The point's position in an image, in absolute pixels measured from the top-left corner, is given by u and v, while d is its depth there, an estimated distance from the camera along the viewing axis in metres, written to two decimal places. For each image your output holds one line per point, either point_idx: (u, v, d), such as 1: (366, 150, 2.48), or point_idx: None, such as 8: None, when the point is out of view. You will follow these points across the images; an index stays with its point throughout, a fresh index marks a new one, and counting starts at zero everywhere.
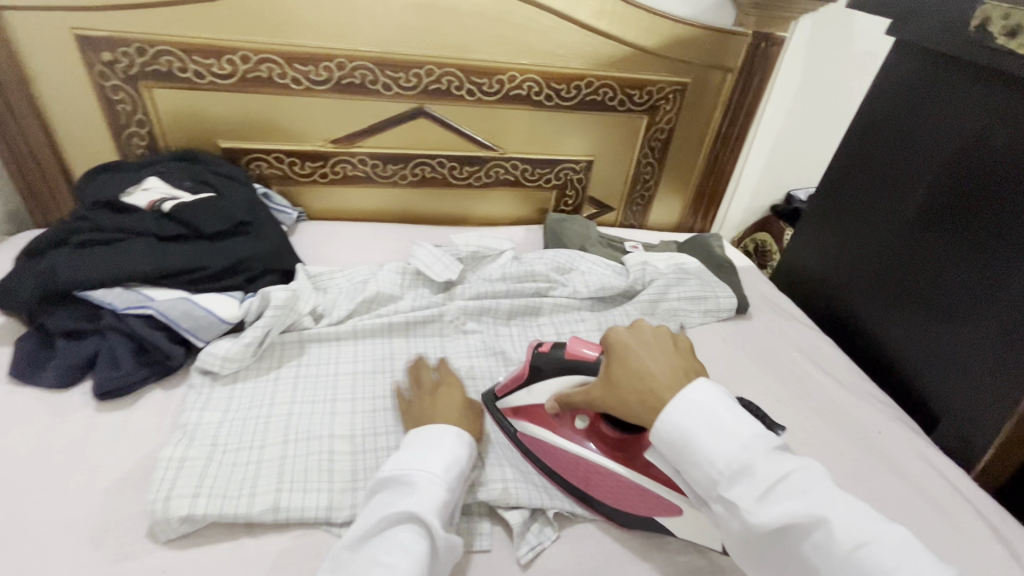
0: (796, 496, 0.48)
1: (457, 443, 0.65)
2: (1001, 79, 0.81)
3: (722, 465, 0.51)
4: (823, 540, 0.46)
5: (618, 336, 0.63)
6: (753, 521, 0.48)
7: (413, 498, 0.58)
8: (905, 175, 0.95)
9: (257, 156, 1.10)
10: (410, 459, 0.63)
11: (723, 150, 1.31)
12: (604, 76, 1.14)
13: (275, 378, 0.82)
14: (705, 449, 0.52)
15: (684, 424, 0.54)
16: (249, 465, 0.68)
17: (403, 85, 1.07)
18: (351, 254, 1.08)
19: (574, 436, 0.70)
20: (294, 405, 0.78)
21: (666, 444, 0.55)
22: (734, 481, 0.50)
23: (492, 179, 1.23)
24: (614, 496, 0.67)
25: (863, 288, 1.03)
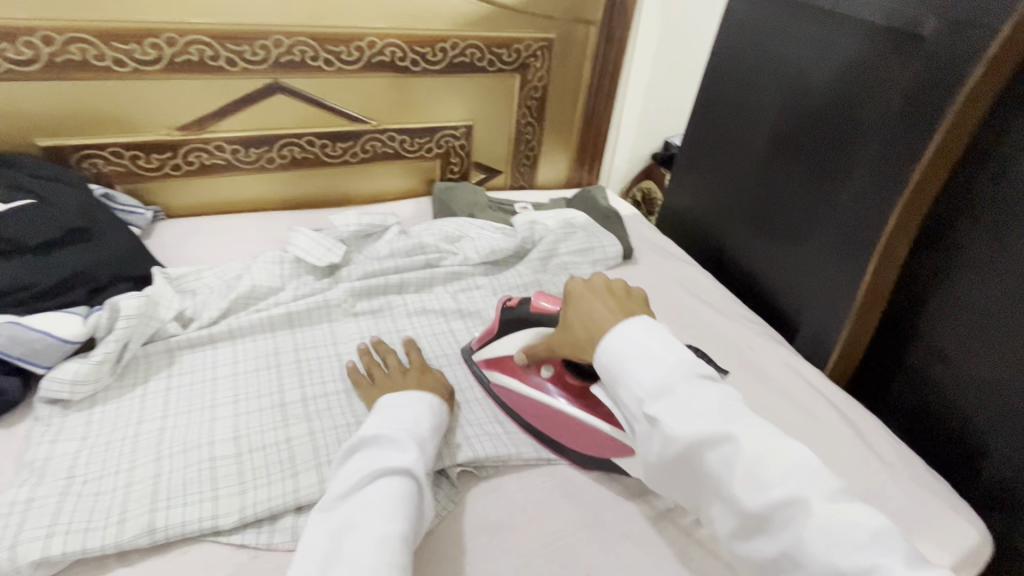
0: (714, 416, 0.51)
1: (430, 411, 0.68)
2: (818, 13, 0.88)
3: (648, 386, 0.54)
4: (730, 453, 0.49)
5: (575, 284, 0.66)
6: (671, 436, 0.52)
7: (402, 453, 0.59)
8: (754, 111, 1.02)
9: (89, 153, 0.97)
10: (390, 422, 0.63)
11: (597, 104, 1.34)
12: (468, 36, 1.11)
13: (141, 394, 0.74)
14: (635, 373, 0.56)
15: (620, 348, 0.58)
16: (116, 490, 0.62)
17: (249, 59, 0.98)
18: (220, 250, 1.00)
19: (541, 384, 0.74)
20: (166, 419, 0.71)
21: (604, 367, 0.59)
22: (658, 398, 0.54)
23: (370, 154, 1.18)
24: (580, 441, 0.71)
25: (731, 220, 1.11)
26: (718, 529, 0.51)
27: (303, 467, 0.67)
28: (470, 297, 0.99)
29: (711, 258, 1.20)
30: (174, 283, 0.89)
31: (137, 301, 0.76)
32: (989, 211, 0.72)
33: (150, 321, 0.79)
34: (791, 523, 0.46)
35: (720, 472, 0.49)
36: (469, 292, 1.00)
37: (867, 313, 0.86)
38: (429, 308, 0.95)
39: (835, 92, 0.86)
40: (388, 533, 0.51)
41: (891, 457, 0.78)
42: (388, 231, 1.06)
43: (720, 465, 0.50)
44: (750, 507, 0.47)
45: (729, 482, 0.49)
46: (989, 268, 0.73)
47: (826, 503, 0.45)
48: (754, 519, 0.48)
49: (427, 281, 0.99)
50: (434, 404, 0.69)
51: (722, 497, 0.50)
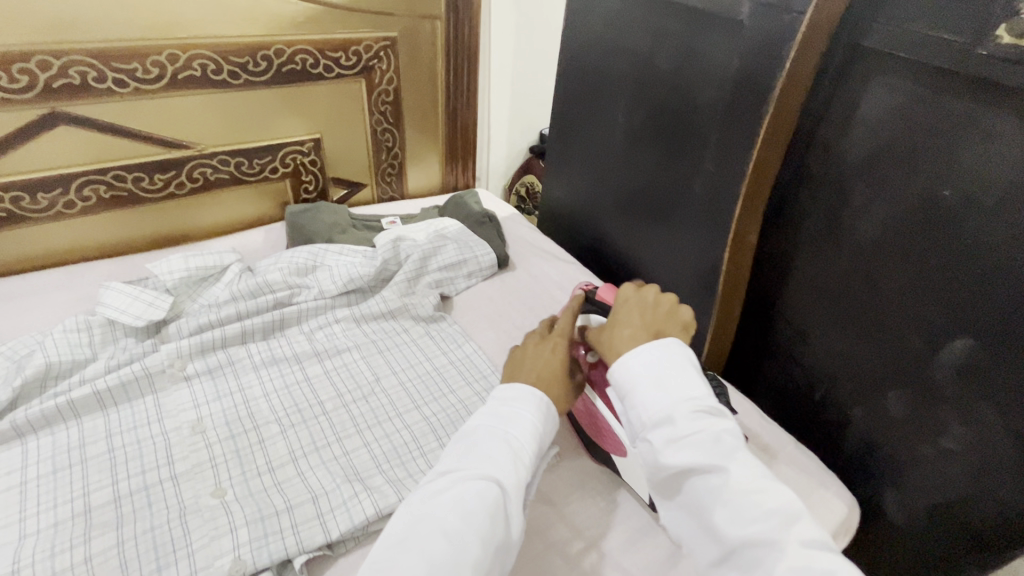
0: (705, 450, 0.49)
1: (541, 412, 0.58)
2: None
3: (650, 412, 0.53)
4: (719, 486, 0.48)
5: (626, 289, 0.63)
6: (665, 459, 0.51)
7: (498, 462, 0.53)
8: (608, 100, 0.99)
9: None
10: (497, 422, 0.57)
11: (459, 102, 1.26)
12: (294, 40, 0.98)
13: None
14: (637, 395, 0.54)
15: (633, 365, 0.55)
16: None
17: (7, 86, 0.80)
18: (9, 322, 0.83)
19: None
20: None
21: (613, 382, 0.57)
22: (656, 427, 0.52)
23: (201, 182, 1.03)
24: (591, 427, 0.72)
25: (604, 212, 1.09)
26: (696, 553, 0.51)
27: None
28: (329, 335, 0.89)
29: (591, 251, 1.17)
30: None
31: None
32: (820, 188, 0.73)
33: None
34: (760, 563, 0.45)
35: (706, 501, 0.49)
36: (328, 330, 0.90)
37: (729, 296, 0.86)
38: (281, 355, 0.84)
39: (675, 78, 0.85)
40: (454, 556, 0.46)
41: (762, 441, 0.79)
42: (227, 270, 0.93)
43: (705, 495, 0.49)
44: (729, 540, 0.47)
45: (712, 511, 0.48)
46: (828, 247, 0.74)
47: (801, 548, 0.44)
48: (730, 554, 0.47)
49: (278, 323, 0.88)
50: (548, 404, 0.60)
51: (706, 525, 0.49)
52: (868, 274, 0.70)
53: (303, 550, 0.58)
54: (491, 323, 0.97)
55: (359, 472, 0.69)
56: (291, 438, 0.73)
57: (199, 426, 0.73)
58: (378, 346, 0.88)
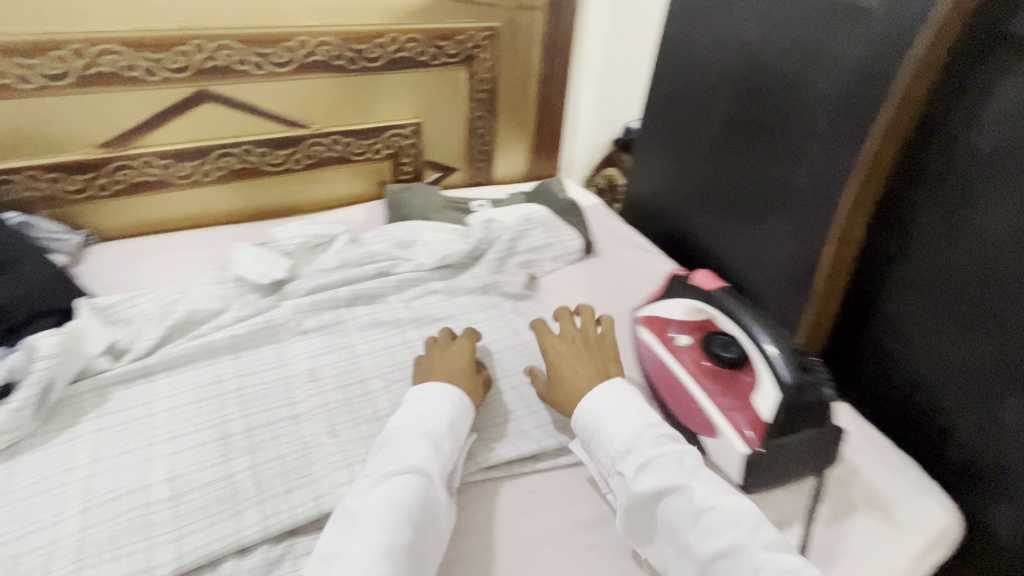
0: (669, 470, 0.58)
1: (457, 405, 0.67)
2: None
3: (618, 446, 0.62)
4: (683, 505, 0.56)
5: (547, 338, 0.77)
6: (636, 488, 0.58)
7: (418, 450, 0.60)
8: (709, 90, 0.99)
9: (6, 177, 0.91)
10: (426, 417, 0.64)
11: (551, 92, 1.29)
12: (407, 29, 1.05)
13: (70, 438, 0.69)
14: (605, 432, 0.64)
15: (594, 412, 0.66)
16: (41, 548, 0.58)
17: (169, 66, 0.91)
18: (157, 273, 0.94)
19: (676, 350, 0.78)
20: (96, 464, 0.66)
21: (579, 427, 0.67)
22: (626, 456, 0.61)
23: (314, 159, 1.12)
24: (681, 411, 0.73)
25: (694, 204, 1.08)
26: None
27: (247, 505, 0.62)
28: (426, 305, 0.95)
29: (675, 243, 1.17)
30: (105, 314, 0.83)
31: (56, 339, 0.71)
32: (943, 185, 0.70)
33: (79, 357, 0.75)
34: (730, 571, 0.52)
35: (675, 520, 0.56)
36: (424, 301, 0.95)
37: (827, 295, 0.84)
38: (383, 320, 0.91)
39: (787, 67, 0.83)
40: (391, 534, 0.52)
41: (858, 441, 0.76)
42: (336, 240, 1.01)
43: (675, 515, 0.56)
44: (704, 554, 0.53)
45: (684, 529, 0.55)
46: (945, 249, 0.71)
47: (764, 550, 0.51)
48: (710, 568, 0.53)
49: (380, 291, 0.94)
50: (458, 399, 0.68)
51: (681, 547, 0.55)
52: (991, 277, 0.67)
53: None
54: (576, 305, 1.00)
55: (456, 429, 0.74)
56: (393, 394, 0.79)
57: (313, 376, 0.81)
58: (469, 319, 0.93)
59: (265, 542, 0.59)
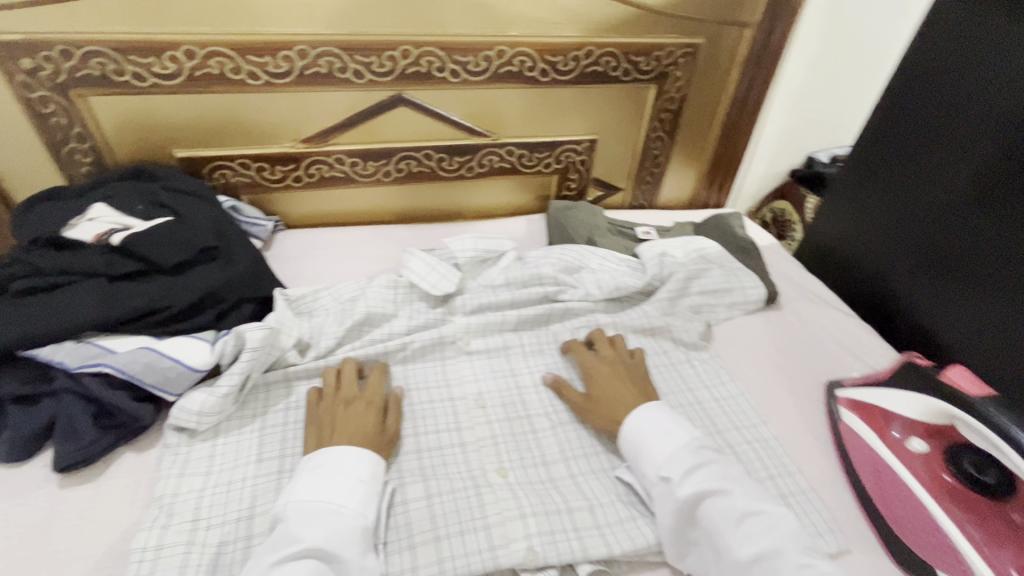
0: (713, 479, 0.61)
1: (366, 462, 0.63)
2: None
3: (661, 456, 0.64)
4: (727, 508, 0.59)
5: (583, 356, 0.80)
6: (681, 493, 0.61)
7: (310, 529, 0.56)
8: (957, 143, 0.86)
9: (221, 164, 0.98)
10: (318, 486, 0.60)
11: (740, 115, 1.17)
12: (606, 42, 0.99)
13: (261, 428, 0.73)
14: (650, 444, 0.66)
15: (640, 431, 0.68)
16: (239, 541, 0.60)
17: (376, 70, 0.93)
18: (337, 268, 0.98)
19: (903, 452, 0.71)
20: (284, 459, 0.69)
21: (625, 445, 0.68)
22: (670, 464, 0.63)
23: (485, 169, 1.11)
24: (907, 523, 0.65)
25: (907, 267, 0.95)
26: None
27: (421, 539, 0.61)
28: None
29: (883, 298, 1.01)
30: (294, 305, 0.87)
31: (262, 334, 0.74)
32: None
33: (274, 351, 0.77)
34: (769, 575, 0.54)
35: (718, 524, 0.58)
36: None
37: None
38: (548, 351, 0.86)
39: None
40: None
41: None
42: (503, 256, 0.98)
43: (715, 518, 0.59)
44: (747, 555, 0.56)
45: (725, 531, 0.58)
46: None
47: (800, 553, 0.55)
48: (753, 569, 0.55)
49: (544, 317, 0.90)
50: (361, 455, 0.63)
51: (721, 553, 0.57)
52: None
53: (588, 560, 0.59)
54: (756, 362, 0.89)
55: (631, 491, 0.68)
56: (560, 437, 0.74)
57: (479, 401, 0.79)
58: None
59: None
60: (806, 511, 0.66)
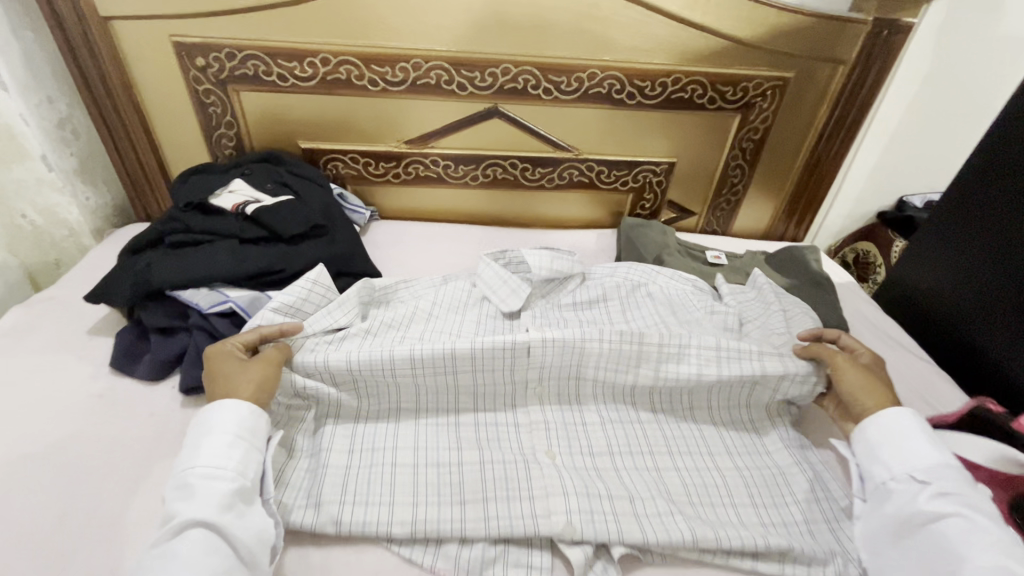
0: (963, 506, 0.60)
1: (233, 420, 0.64)
2: None
3: (915, 463, 0.65)
4: (971, 536, 0.57)
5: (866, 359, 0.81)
6: (921, 502, 0.62)
7: (191, 499, 0.58)
8: None
9: (334, 156, 1.12)
10: (193, 456, 0.61)
11: (827, 151, 1.16)
12: (693, 71, 1.03)
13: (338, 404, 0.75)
14: (912, 447, 0.66)
15: (909, 422, 0.68)
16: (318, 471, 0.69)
17: (477, 84, 1.03)
18: (422, 258, 1.09)
19: None
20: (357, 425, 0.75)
21: (877, 425, 0.70)
22: (927, 472, 0.64)
23: (565, 181, 1.18)
24: None
25: (1003, 314, 0.89)
26: None
27: (471, 498, 0.67)
28: (680, 354, 0.79)
29: (997, 336, 0.90)
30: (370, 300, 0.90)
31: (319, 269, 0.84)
32: None
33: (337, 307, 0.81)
34: None
35: (954, 547, 0.58)
36: (682, 349, 0.79)
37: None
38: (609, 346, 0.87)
39: None
40: None
41: None
42: (572, 280, 1.00)
43: (956, 542, 0.58)
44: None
45: (956, 555, 0.57)
46: None
47: None
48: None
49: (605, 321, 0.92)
50: (224, 412, 0.64)
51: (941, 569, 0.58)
52: None
53: (621, 542, 0.62)
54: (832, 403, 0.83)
55: (670, 493, 0.71)
56: (608, 433, 0.78)
57: None
58: None
59: (484, 539, 0.63)
60: (850, 538, 0.67)
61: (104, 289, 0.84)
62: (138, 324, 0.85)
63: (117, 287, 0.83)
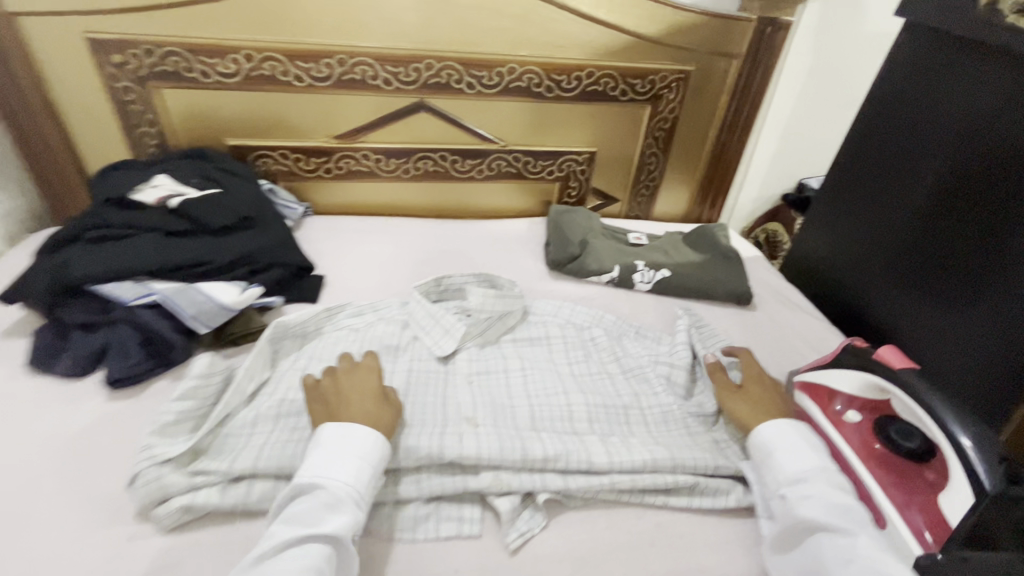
0: (835, 514, 0.60)
1: (381, 451, 0.64)
2: (997, 57, 0.80)
3: (789, 471, 0.65)
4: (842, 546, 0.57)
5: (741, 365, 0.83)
6: (795, 512, 0.61)
7: (326, 517, 0.57)
8: (916, 158, 0.92)
9: (264, 153, 1.12)
10: (334, 470, 0.60)
11: (730, 138, 1.28)
12: (605, 65, 1.12)
13: (253, 425, 0.72)
14: (779, 461, 0.67)
15: (767, 432, 0.70)
16: (236, 450, 0.68)
17: (402, 79, 1.07)
18: (356, 249, 1.12)
19: (842, 425, 0.72)
20: (277, 423, 0.72)
21: (754, 445, 0.70)
22: (794, 484, 0.64)
23: (494, 172, 1.24)
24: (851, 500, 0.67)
25: (873, 272, 1.01)
26: None
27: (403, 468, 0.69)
28: (627, 446, 0.72)
29: (868, 289, 1.02)
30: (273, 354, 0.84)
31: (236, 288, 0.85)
32: None
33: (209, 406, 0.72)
34: None
35: (825, 555, 0.57)
36: (626, 444, 0.73)
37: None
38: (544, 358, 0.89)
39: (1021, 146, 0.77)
40: None
41: None
42: (514, 316, 0.95)
43: (831, 553, 0.57)
44: None
45: (829, 565, 0.56)
46: None
47: None
48: None
49: (541, 337, 0.92)
50: (376, 441, 0.64)
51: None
52: None
53: (545, 489, 0.67)
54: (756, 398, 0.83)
55: None
56: None
57: (470, 367, 0.86)
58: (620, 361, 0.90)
59: (416, 499, 0.66)
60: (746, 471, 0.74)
61: (20, 288, 0.81)
62: (56, 322, 0.82)
63: (32, 285, 0.81)
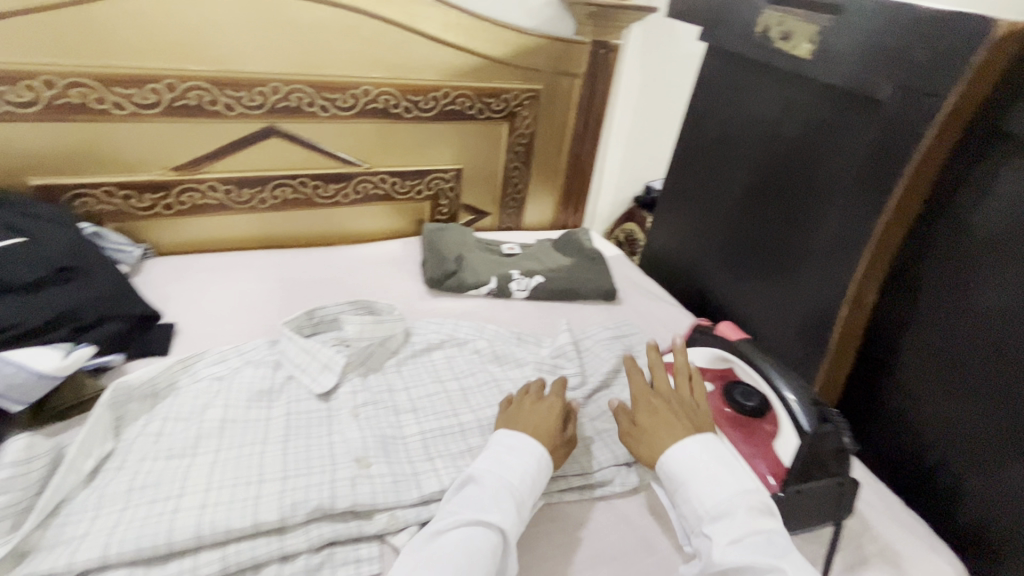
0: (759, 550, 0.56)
1: (544, 465, 0.67)
2: (774, 73, 0.97)
3: (709, 504, 0.61)
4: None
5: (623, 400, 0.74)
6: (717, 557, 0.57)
7: (492, 507, 0.61)
8: (730, 156, 1.08)
9: (82, 192, 0.98)
10: (496, 466, 0.65)
11: (582, 150, 1.39)
12: (459, 85, 1.16)
13: (97, 507, 0.62)
14: (697, 491, 0.62)
15: (676, 457, 0.65)
16: (74, 540, 0.58)
17: (246, 104, 1.01)
18: (211, 291, 1.01)
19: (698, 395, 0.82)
20: (128, 498, 0.63)
21: (667, 474, 0.65)
22: (717, 519, 0.60)
23: (360, 195, 1.20)
24: None
25: (711, 257, 1.15)
26: None
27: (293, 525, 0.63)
28: None
29: (710, 272, 1.16)
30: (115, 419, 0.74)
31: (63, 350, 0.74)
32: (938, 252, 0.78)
33: (35, 494, 0.62)
34: None
35: None
36: None
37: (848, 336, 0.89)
38: (433, 377, 0.88)
39: (801, 142, 0.93)
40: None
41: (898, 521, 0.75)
42: (396, 341, 0.93)
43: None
44: None
45: None
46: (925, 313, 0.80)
47: None
48: None
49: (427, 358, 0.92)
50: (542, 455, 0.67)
51: None
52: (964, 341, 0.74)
53: None
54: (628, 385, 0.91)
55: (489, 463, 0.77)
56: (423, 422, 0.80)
57: (355, 401, 0.82)
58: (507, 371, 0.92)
59: (306, 550, 0.62)
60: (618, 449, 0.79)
61: None
62: None
63: None
